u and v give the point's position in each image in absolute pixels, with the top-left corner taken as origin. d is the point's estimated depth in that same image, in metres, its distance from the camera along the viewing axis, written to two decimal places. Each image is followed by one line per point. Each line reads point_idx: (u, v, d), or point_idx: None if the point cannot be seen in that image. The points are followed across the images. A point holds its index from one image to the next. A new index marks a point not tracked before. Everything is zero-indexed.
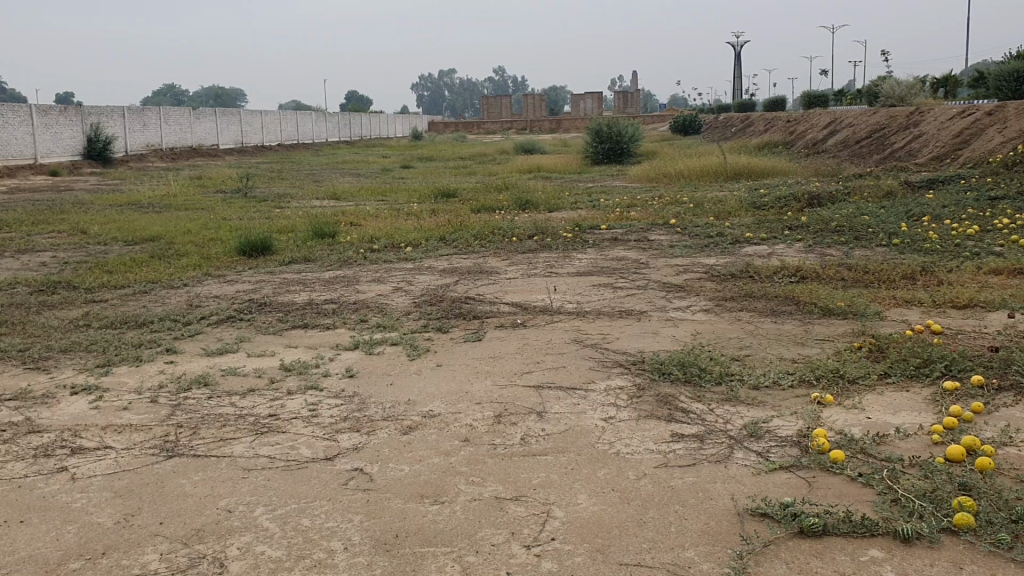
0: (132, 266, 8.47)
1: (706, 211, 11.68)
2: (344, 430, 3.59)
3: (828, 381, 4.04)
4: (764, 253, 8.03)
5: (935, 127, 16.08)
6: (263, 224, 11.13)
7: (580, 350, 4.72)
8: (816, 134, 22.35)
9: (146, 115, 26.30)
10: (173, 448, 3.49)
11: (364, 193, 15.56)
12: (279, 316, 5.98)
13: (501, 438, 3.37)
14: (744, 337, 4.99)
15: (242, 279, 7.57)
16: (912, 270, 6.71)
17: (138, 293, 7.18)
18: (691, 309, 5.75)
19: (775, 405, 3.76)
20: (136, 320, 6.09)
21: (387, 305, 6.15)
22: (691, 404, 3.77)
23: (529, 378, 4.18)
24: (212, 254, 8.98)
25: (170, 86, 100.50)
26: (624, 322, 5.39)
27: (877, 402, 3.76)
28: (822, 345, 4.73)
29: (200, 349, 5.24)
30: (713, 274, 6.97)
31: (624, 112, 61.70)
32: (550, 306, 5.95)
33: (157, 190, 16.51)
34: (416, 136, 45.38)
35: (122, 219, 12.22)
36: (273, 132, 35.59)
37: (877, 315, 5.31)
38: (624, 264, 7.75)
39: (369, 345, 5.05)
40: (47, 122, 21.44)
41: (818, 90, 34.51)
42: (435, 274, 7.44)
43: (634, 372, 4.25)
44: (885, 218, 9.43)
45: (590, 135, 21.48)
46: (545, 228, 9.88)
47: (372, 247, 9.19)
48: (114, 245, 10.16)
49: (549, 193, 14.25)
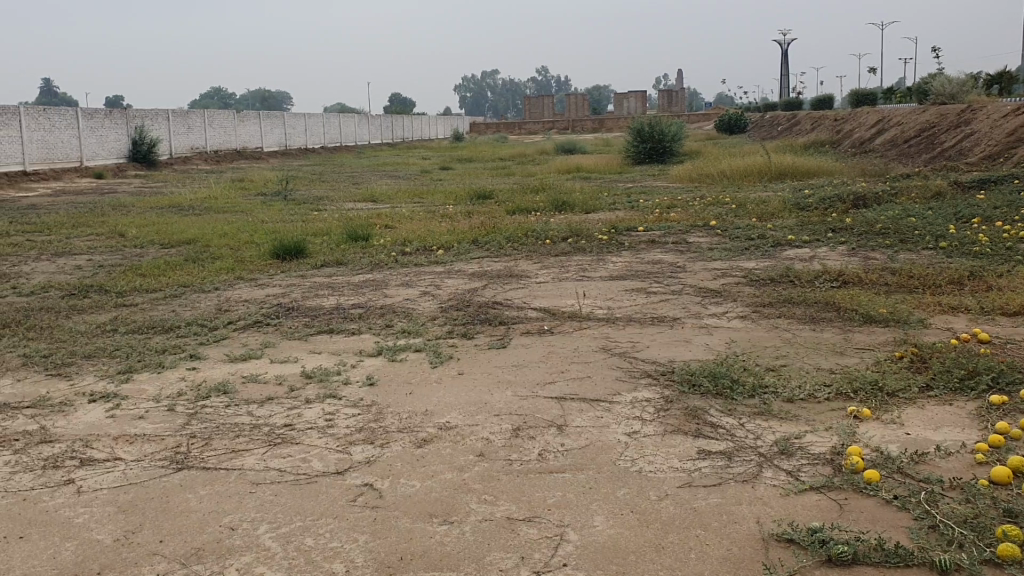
0: (164, 269, 8.46)
1: (747, 212, 11.45)
2: (357, 442, 3.47)
3: (866, 395, 3.84)
4: (804, 256, 7.79)
5: (988, 125, 15.64)
6: (298, 227, 11.12)
7: (608, 359, 4.56)
8: (863, 134, 21.89)
9: (191, 119, 26.56)
10: (183, 460, 3.40)
11: (401, 195, 15.52)
12: (305, 321, 5.90)
13: (518, 453, 3.23)
14: (780, 346, 4.81)
15: (273, 283, 7.52)
16: (959, 274, 6.45)
17: (169, 297, 7.15)
18: (726, 315, 5.57)
19: (808, 420, 3.58)
20: (163, 325, 6.05)
21: (413, 310, 6.05)
22: (720, 419, 3.60)
23: (553, 389, 4.04)
24: (245, 257, 8.96)
25: (217, 90, 101.83)
26: (655, 330, 5.23)
27: (918, 417, 3.56)
28: (861, 355, 4.53)
29: (223, 355, 5.17)
30: (751, 279, 6.77)
31: (667, 111, 61.21)
32: (580, 311, 5.81)
33: (197, 192, 16.63)
34: (458, 137, 45.39)
35: (160, 222, 12.29)
36: (316, 134, 35.81)
37: (920, 323, 5.08)
38: (659, 268, 7.57)
39: (392, 352, 4.95)
40: (93, 125, 21.72)
41: (866, 89, 33.88)
42: (465, 278, 7.33)
43: (663, 384, 4.09)
44: (931, 220, 9.14)
45: (630, 135, 21.26)
46: (580, 230, 9.73)
47: (404, 250, 9.10)
48: (150, 248, 10.19)
49: (586, 194, 14.08)
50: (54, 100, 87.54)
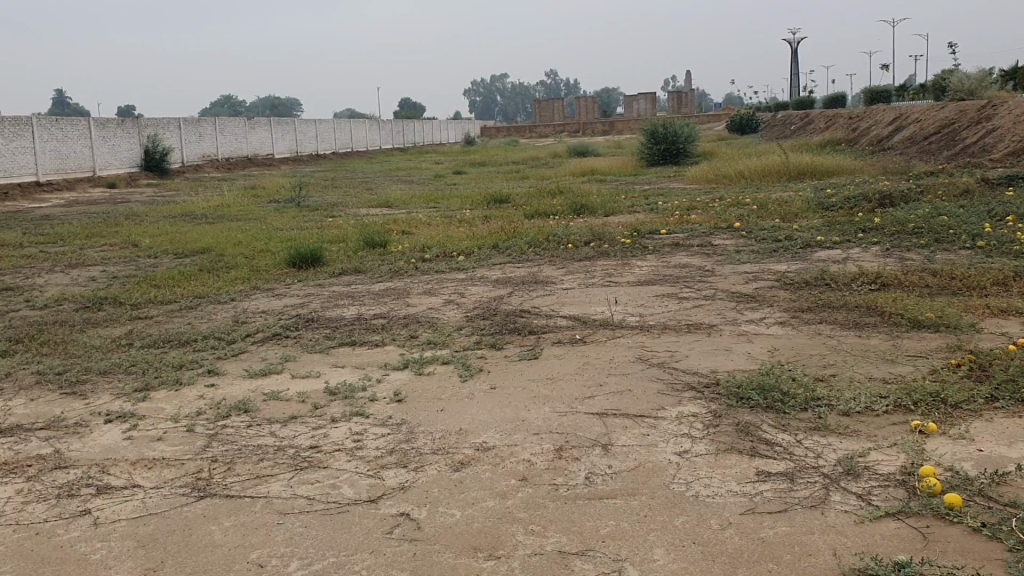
0: (179, 279, 8.29)
1: (770, 212, 11.20)
2: (390, 465, 3.26)
3: (928, 408, 3.61)
4: (837, 258, 7.54)
5: (1011, 120, 15.34)
6: (314, 234, 10.94)
7: (646, 371, 4.33)
8: (881, 131, 21.61)
9: (202, 127, 26.44)
10: (205, 486, 3.19)
11: (416, 200, 15.34)
12: (326, 333, 5.69)
13: (563, 477, 3.02)
14: (827, 353, 4.57)
15: (290, 292, 7.33)
16: (1003, 275, 6.21)
17: (184, 309, 6.96)
18: (765, 321, 5.34)
19: (870, 435, 3.35)
20: (179, 338, 5.85)
21: (438, 320, 5.84)
22: (775, 435, 3.37)
23: (593, 403, 3.82)
24: (260, 265, 8.78)
25: (226, 97, 102.04)
26: (692, 338, 4.99)
27: (988, 430, 3.33)
28: (915, 363, 4.30)
29: (242, 370, 4.97)
30: (785, 282, 6.53)
31: (678, 112, 60.93)
32: (611, 319, 5.58)
33: (210, 200, 16.49)
34: (469, 141, 45.23)
35: (173, 231, 12.13)
36: (328, 140, 35.68)
37: (972, 328, 4.84)
38: (688, 272, 7.34)
39: (419, 366, 4.73)
40: (106, 134, 21.60)
41: (880, 86, 33.56)
42: (488, 285, 7.11)
43: (709, 397, 3.86)
44: (963, 218, 8.89)
45: (645, 136, 21.03)
46: (602, 234, 9.51)
47: (423, 257, 8.90)
48: (164, 257, 10.02)
49: (604, 196, 13.87)
50: (65, 109, 87.83)
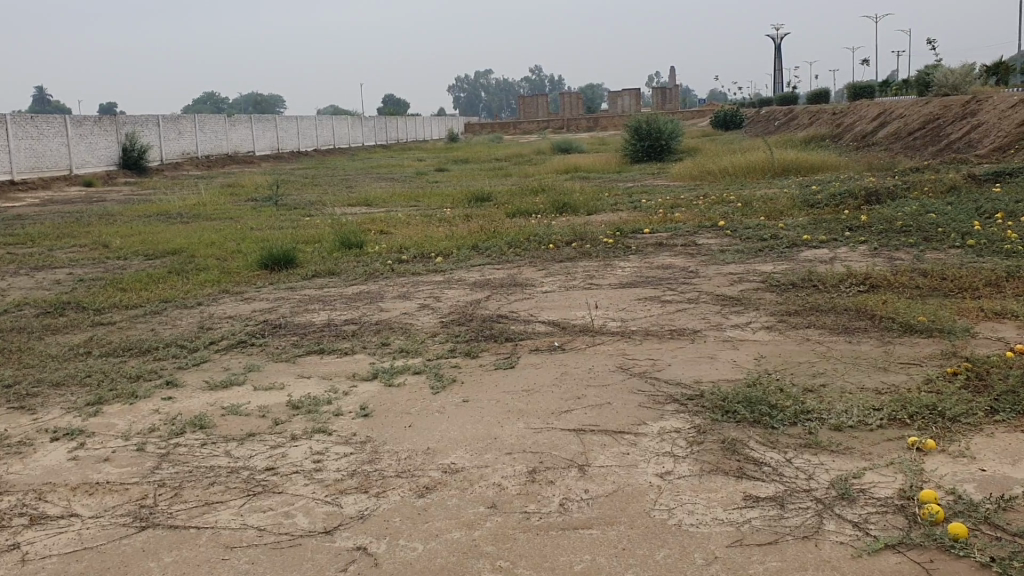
0: (147, 283, 8.00)
1: (755, 211, 11.00)
2: (349, 490, 3.02)
3: (926, 422, 3.40)
4: (824, 258, 7.35)
5: (996, 115, 15.21)
6: (289, 234, 10.67)
7: (627, 382, 4.10)
8: (865, 127, 21.48)
9: (181, 124, 26.04)
10: (149, 515, 2.95)
11: (396, 198, 15.08)
12: (292, 340, 5.44)
13: (535, 504, 2.79)
14: (816, 361, 4.35)
15: (261, 296, 7.06)
16: (996, 275, 6.01)
17: (149, 315, 6.69)
18: (751, 326, 5.12)
19: (864, 453, 3.14)
20: (140, 346, 5.58)
21: (411, 325, 5.59)
22: (762, 453, 3.15)
23: (570, 419, 3.59)
24: (232, 267, 8.52)
25: (209, 94, 101.34)
26: (676, 344, 4.77)
27: (990, 446, 3.12)
28: (908, 371, 4.10)
29: (202, 382, 4.70)
30: (771, 284, 6.32)
31: (662, 108, 60.88)
32: (591, 324, 5.35)
33: (186, 199, 16.16)
34: (453, 138, 44.94)
35: (146, 231, 11.83)
36: (309, 138, 35.30)
37: (967, 333, 4.64)
38: (671, 273, 7.12)
39: (389, 376, 4.49)
40: (82, 132, 21.20)
41: (863, 82, 33.51)
42: (465, 288, 6.88)
43: (692, 411, 3.64)
44: (952, 216, 8.69)
45: (628, 132, 20.81)
46: (584, 233, 9.28)
47: (400, 258, 8.65)
48: (134, 260, 9.73)
49: (588, 194, 13.64)
50: (43, 105, 86.77)
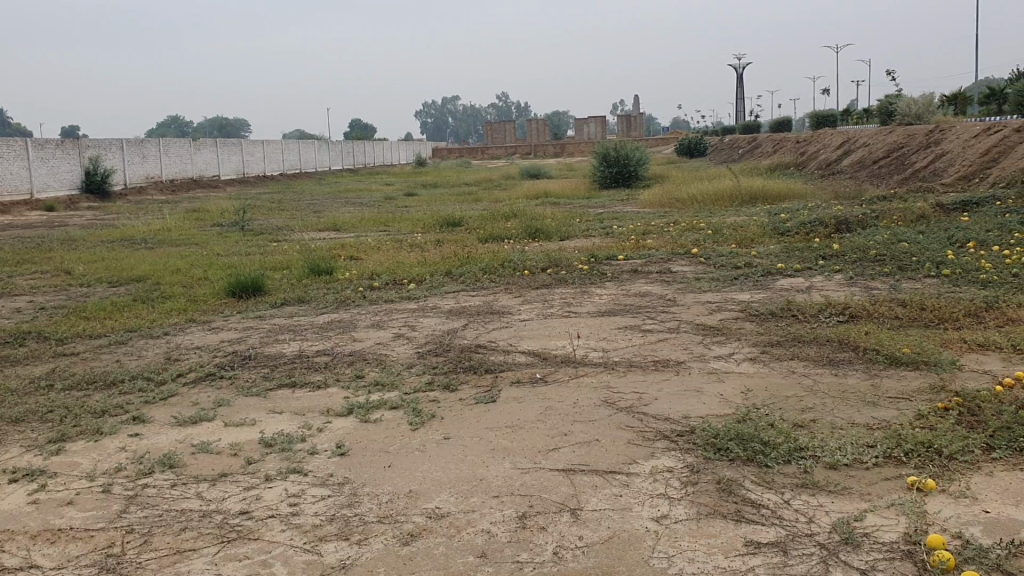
0: (111, 311, 7.78)
1: (726, 238, 10.99)
2: (331, 537, 2.88)
3: (923, 460, 3.33)
4: (801, 287, 7.31)
5: (959, 145, 15.41)
6: (257, 260, 10.48)
7: (613, 417, 3.99)
8: (830, 154, 21.69)
9: (145, 148, 25.70)
10: (117, 565, 2.79)
11: (365, 223, 14.92)
12: (264, 372, 5.27)
13: (529, 553, 2.67)
14: (804, 394, 4.27)
15: (229, 326, 6.87)
16: (974, 306, 6.00)
17: (113, 345, 6.48)
18: (734, 357, 5.04)
19: (863, 494, 3.05)
20: (104, 379, 5.37)
21: (387, 356, 5.44)
22: (759, 494, 3.05)
23: (557, 458, 3.47)
24: (199, 295, 8.32)
25: (173, 118, 100.59)
26: (660, 377, 4.67)
27: (991, 486, 3.05)
28: (898, 405, 4.03)
29: (170, 417, 4.52)
30: (750, 313, 6.25)
31: (628, 134, 61.31)
32: (572, 355, 5.24)
33: (150, 224, 15.89)
34: (420, 162, 44.85)
35: (109, 257, 11.57)
36: (276, 162, 35.03)
37: (953, 365, 4.59)
38: (648, 301, 7.04)
39: (366, 411, 4.34)
40: (44, 156, 20.83)
41: (827, 111, 33.95)
42: (440, 316, 6.74)
43: (683, 448, 3.54)
44: (924, 245, 8.72)
45: (597, 159, 20.84)
46: (559, 260, 9.19)
47: (371, 285, 8.50)
48: (97, 286, 9.49)
49: (559, 220, 13.57)
50: (3, 128, 85.56)
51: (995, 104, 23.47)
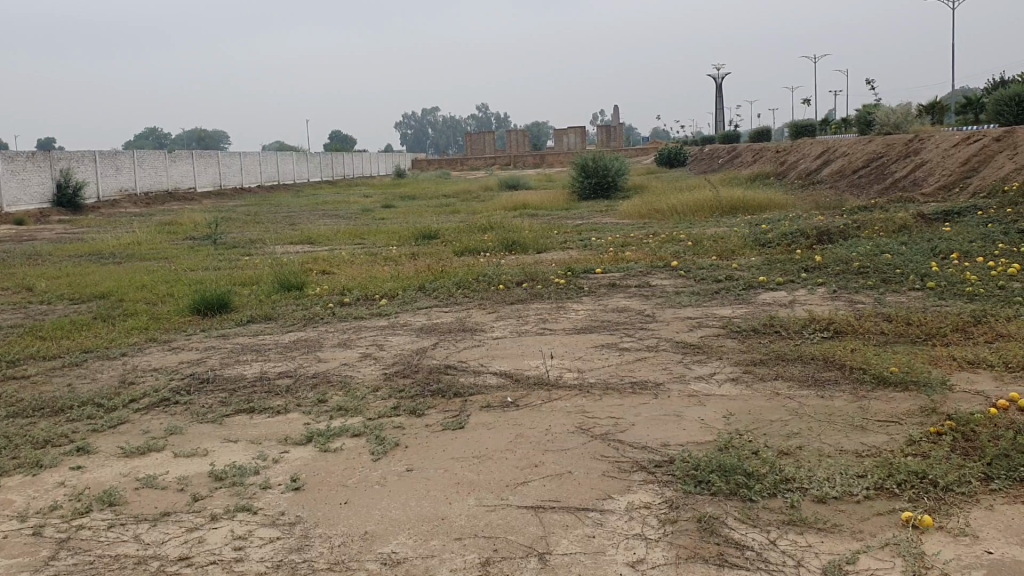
0: (69, 330, 7.47)
1: (706, 250, 10.78)
2: None
3: (917, 492, 3.11)
4: (783, 301, 7.12)
5: (939, 154, 15.31)
6: (225, 276, 10.18)
7: (588, 445, 3.76)
8: (809, 164, 21.60)
9: (119, 160, 25.29)
10: None
11: (340, 236, 14.66)
12: (221, 397, 4.99)
13: None
14: (788, 418, 4.04)
15: (191, 346, 6.59)
16: (962, 320, 5.80)
17: (66, 367, 6.18)
18: (715, 378, 4.81)
19: (854, 532, 2.83)
20: (52, 404, 5.07)
21: (352, 379, 5.18)
22: (743, 534, 2.83)
23: (526, 494, 3.23)
24: (162, 312, 8.03)
25: (150, 129, 99.88)
26: (637, 400, 4.43)
27: (991, 522, 2.84)
28: (888, 430, 3.81)
29: (117, 448, 4.23)
30: (732, 330, 6.03)
31: (608, 145, 61.28)
32: (545, 377, 4.99)
33: (120, 238, 15.55)
34: (400, 174, 44.55)
35: (73, 273, 11.23)
36: (253, 174, 34.65)
37: (943, 385, 4.39)
38: (627, 317, 6.81)
39: (325, 440, 4.08)
40: (13, 169, 20.41)
41: (805, 121, 34.01)
42: (410, 334, 6.49)
43: (661, 481, 3.30)
44: (907, 256, 8.55)
45: (576, 170, 20.64)
46: (535, 274, 8.96)
47: (342, 301, 8.24)
48: (58, 304, 9.17)
49: (537, 232, 13.35)
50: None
51: (972, 113, 23.54)
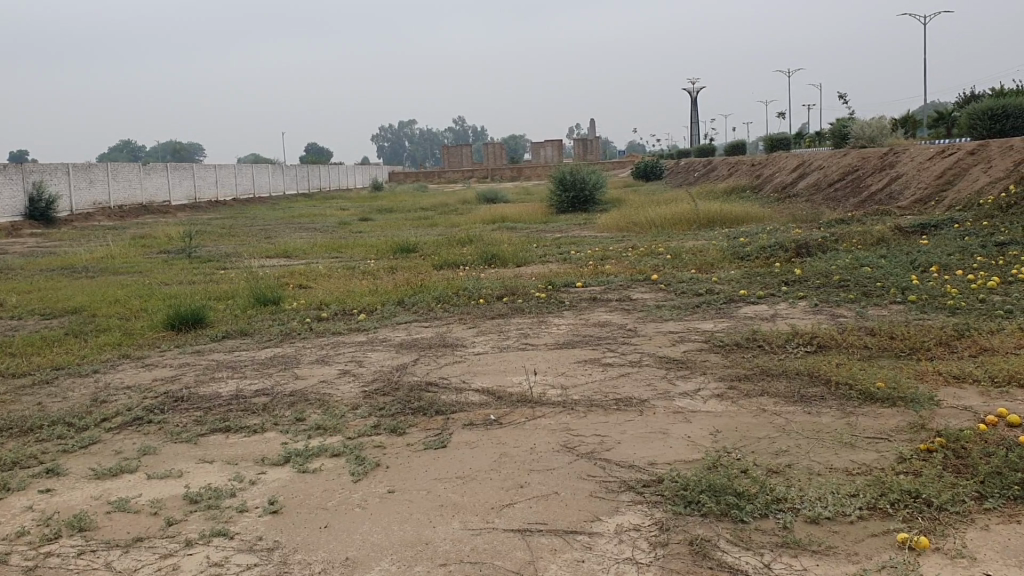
0: (40, 346, 7.31)
1: (686, 263, 10.74)
2: None
3: (911, 512, 3.05)
4: (765, 314, 7.10)
5: (915, 167, 15.38)
6: (200, 290, 10.04)
7: (574, 465, 3.68)
8: (785, 178, 21.68)
9: (92, 173, 24.99)
10: None
11: (317, 250, 14.50)
12: (196, 416, 4.87)
13: None
14: (776, 436, 3.98)
15: (165, 362, 6.45)
16: (945, 334, 5.78)
17: (36, 385, 6.02)
18: (701, 394, 4.74)
19: (850, 554, 2.79)
20: (21, 423, 4.92)
21: (331, 396, 5.07)
22: (736, 557, 2.78)
23: (511, 516, 3.15)
24: (136, 327, 7.88)
25: (125, 142, 99.07)
26: (623, 417, 4.35)
27: (987, 543, 2.80)
28: (878, 446, 3.76)
29: (88, 469, 4.10)
30: (715, 344, 5.97)
31: (585, 158, 61.46)
32: (528, 394, 4.91)
33: (93, 251, 15.31)
34: (377, 186, 44.40)
35: (45, 287, 11.03)
36: (229, 186, 34.37)
37: (931, 400, 4.34)
38: (610, 332, 6.74)
39: (304, 460, 3.97)
40: None
41: (780, 134, 34.23)
42: (390, 349, 6.40)
43: (650, 502, 3.23)
44: (887, 269, 8.56)
45: (553, 183, 20.61)
46: (515, 288, 8.90)
47: (319, 316, 8.13)
48: (29, 319, 8.99)
49: (516, 246, 13.28)
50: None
51: (946, 127, 23.77)
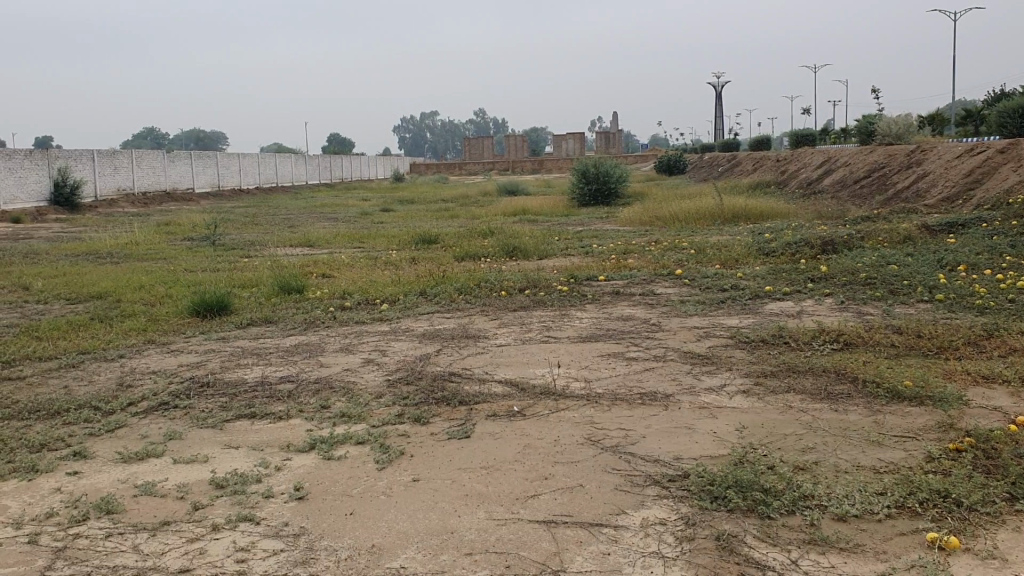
0: (66, 330, 7.37)
1: (709, 258, 10.67)
2: None
3: (940, 512, 3.02)
4: (791, 311, 7.06)
5: (942, 165, 15.20)
6: (223, 277, 10.09)
7: (598, 458, 3.66)
8: (810, 174, 21.50)
9: (117, 159, 25.17)
10: None
11: (340, 239, 14.55)
12: (221, 402, 4.89)
13: None
14: (803, 433, 3.95)
15: (189, 348, 6.48)
16: (974, 334, 5.71)
17: (63, 368, 6.06)
18: (727, 390, 4.71)
19: (878, 553, 2.77)
20: (48, 406, 4.95)
21: (355, 385, 5.08)
22: (764, 553, 2.77)
23: (536, 507, 3.15)
24: (160, 313, 7.92)
25: (150, 128, 99.61)
26: (647, 412, 4.33)
27: (1019, 545, 2.77)
28: (905, 445, 3.73)
29: (115, 453, 4.13)
30: (739, 340, 5.93)
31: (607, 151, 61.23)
32: (553, 386, 4.89)
33: (117, 237, 15.43)
34: (399, 178, 44.41)
35: (70, 272, 11.10)
36: (251, 175, 34.51)
37: (959, 400, 4.30)
38: (634, 326, 6.72)
39: (328, 448, 3.98)
40: (10, 165, 20.32)
41: (806, 130, 33.97)
42: (413, 340, 6.40)
43: (675, 497, 3.22)
44: (914, 267, 8.47)
45: (575, 177, 20.54)
46: (538, 280, 8.87)
47: (342, 305, 8.14)
48: (55, 303, 9.07)
49: (538, 238, 13.25)
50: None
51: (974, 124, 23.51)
